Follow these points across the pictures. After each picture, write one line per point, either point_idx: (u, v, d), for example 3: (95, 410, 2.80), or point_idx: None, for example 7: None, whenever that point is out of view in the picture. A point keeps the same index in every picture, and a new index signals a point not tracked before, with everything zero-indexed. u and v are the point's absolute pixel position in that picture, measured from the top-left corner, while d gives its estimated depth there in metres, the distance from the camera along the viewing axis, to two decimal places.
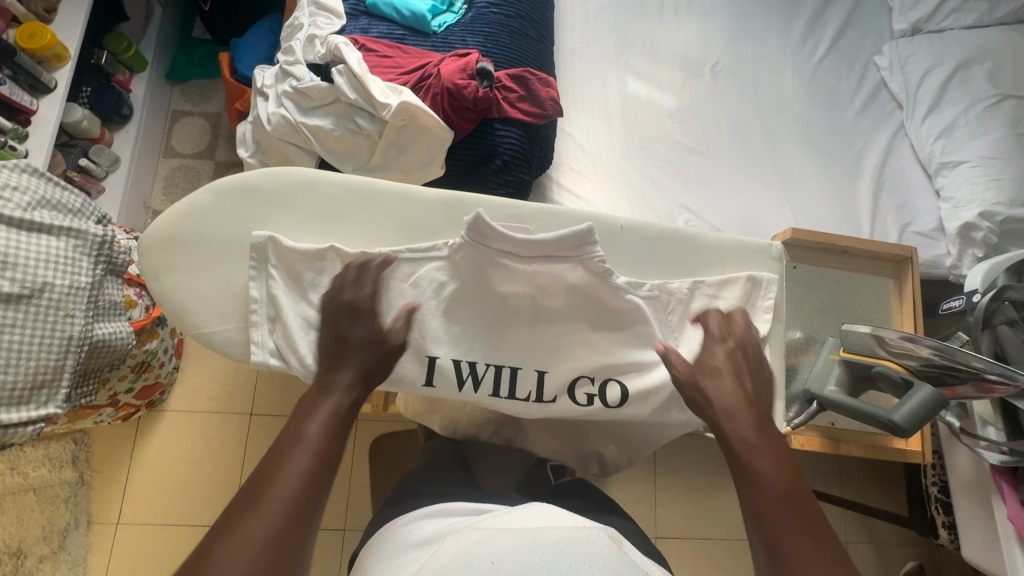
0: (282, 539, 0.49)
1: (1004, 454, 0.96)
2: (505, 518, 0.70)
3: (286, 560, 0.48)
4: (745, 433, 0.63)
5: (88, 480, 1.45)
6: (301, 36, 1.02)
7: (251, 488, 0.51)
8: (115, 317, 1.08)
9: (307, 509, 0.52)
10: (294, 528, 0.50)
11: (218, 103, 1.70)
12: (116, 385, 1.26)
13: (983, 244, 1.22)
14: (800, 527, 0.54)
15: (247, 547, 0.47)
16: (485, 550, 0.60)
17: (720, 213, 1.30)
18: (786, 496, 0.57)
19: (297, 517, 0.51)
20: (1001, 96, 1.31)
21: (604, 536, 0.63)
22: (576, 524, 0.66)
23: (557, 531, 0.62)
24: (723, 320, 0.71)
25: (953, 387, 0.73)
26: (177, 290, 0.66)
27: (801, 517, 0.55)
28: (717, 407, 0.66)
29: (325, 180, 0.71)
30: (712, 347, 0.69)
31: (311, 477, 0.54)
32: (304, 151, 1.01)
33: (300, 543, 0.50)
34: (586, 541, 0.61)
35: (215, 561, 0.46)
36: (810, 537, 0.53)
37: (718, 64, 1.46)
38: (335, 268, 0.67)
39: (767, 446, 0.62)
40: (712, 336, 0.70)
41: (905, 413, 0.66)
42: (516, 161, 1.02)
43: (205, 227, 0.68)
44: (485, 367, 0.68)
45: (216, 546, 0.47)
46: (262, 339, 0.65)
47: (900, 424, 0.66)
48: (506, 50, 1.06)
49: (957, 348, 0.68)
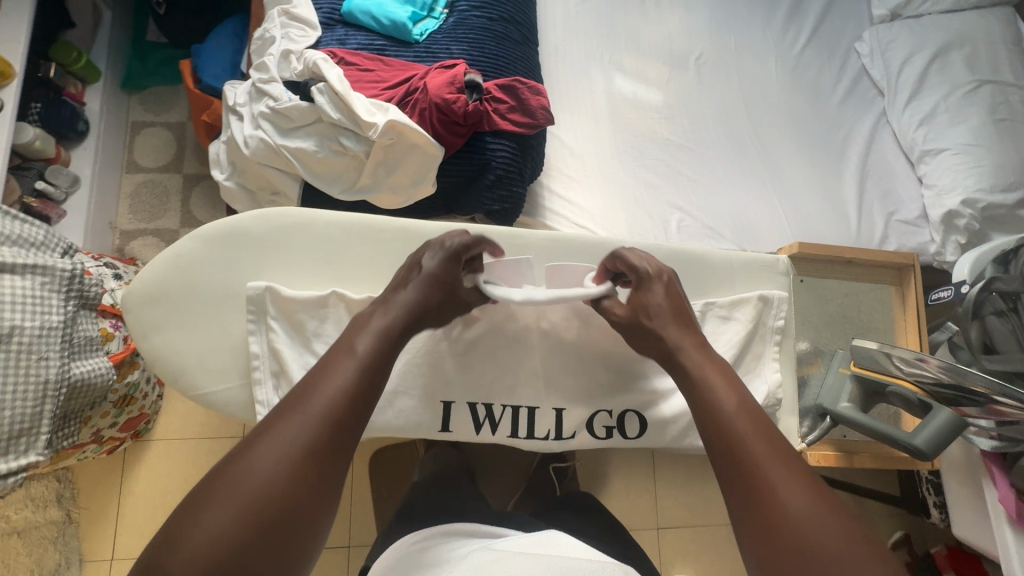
0: (313, 458, 0.45)
1: (995, 440, 0.98)
2: (520, 542, 0.65)
3: (316, 479, 0.45)
4: (697, 355, 0.59)
5: (76, 519, 1.36)
6: (275, 51, 0.97)
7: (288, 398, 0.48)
8: (92, 354, 1.01)
9: (343, 428, 0.48)
10: (326, 448, 0.46)
11: (181, 111, 1.61)
12: (99, 421, 1.18)
13: (965, 231, 1.24)
14: (765, 433, 0.51)
15: (275, 462, 0.44)
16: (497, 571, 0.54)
17: (712, 210, 1.29)
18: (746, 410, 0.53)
19: (332, 436, 0.47)
20: (979, 81, 1.32)
21: (620, 568, 0.58)
22: (590, 555, 0.61)
23: (567, 558, 0.57)
24: (641, 259, 0.66)
25: (961, 407, 0.78)
26: (173, 348, 0.63)
27: (760, 423, 0.52)
28: (656, 333, 0.62)
29: (320, 219, 0.67)
30: (642, 287, 0.64)
31: (350, 395, 0.49)
32: (286, 174, 0.96)
33: (334, 463, 0.46)
34: (597, 571, 0.56)
35: (245, 471, 0.44)
36: (772, 445, 0.49)
37: (702, 56, 1.44)
38: (338, 316, 0.64)
39: (715, 363, 0.59)
40: (642, 275, 0.65)
41: (926, 437, 0.73)
42: (510, 175, 0.98)
43: (195, 278, 0.64)
44: (502, 410, 0.67)
45: (247, 456, 0.44)
46: (267, 397, 0.62)
47: (921, 448, 0.73)
48: (493, 57, 1.02)
49: (965, 368, 0.71)
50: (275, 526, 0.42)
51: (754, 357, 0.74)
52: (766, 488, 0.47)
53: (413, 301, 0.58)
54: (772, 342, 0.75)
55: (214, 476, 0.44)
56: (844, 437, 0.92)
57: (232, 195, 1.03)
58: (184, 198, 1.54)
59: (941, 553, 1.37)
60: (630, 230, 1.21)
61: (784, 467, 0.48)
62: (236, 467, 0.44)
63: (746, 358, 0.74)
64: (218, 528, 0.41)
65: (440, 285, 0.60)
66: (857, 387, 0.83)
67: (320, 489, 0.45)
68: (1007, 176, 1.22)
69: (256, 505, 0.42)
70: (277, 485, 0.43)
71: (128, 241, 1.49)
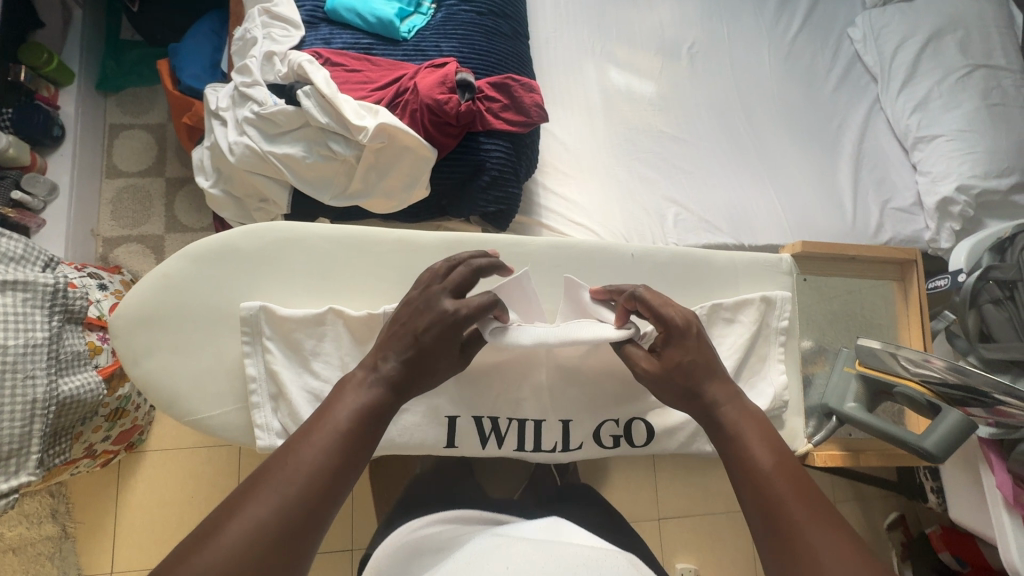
0: (276, 539, 0.43)
1: (992, 426, 0.97)
2: (524, 528, 0.61)
3: (277, 565, 0.43)
4: (731, 409, 0.57)
5: (73, 533, 1.30)
6: (257, 53, 0.93)
7: (263, 469, 0.47)
8: (81, 369, 0.98)
9: (316, 508, 0.46)
10: (295, 529, 0.44)
11: (161, 113, 1.56)
12: (91, 437, 1.12)
13: (960, 218, 1.23)
14: (796, 493, 0.49)
15: (238, 540, 0.42)
16: (501, 554, 0.51)
17: (709, 203, 1.26)
18: (780, 466, 0.51)
19: (303, 515, 0.45)
20: (972, 66, 1.32)
21: (623, 557, 0.54)
22: (593, 545, 0.56)
23: (570, 546, 0.52)
24: (665, 305, 0.60)
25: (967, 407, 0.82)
26: (165, 374, 0.62)
27: (793, 482, 0.50)
28: (685, 390, 0.58)
29: (312, 234, 0.66)
30: (675, 342, 0.59)
31: (327, 471, 0.48)
32: (273, 181, 0.93)
33: (302, 539, 0.44)
34: (602, 560, 0.51)
35: (208, 548, 0.42)
36: (811, 507, 0.48)
37: (694, 45, 1.42)
38: (338, 335, 0.64)
39: (752, 418, 0.57)
40: (676, 329, 0.59)
41: (936, 439, 0.77)
42: (506, 175, 0.96)
43: (187, 300, 0.63)
44: (508, 424, 0.69)
45: (213, 532, 0.43)
46: (265, 420, 0.62)
47: (931, 450, 0.77)
48: (483, 53, 0.99)
49: (970, 368, 0.75)
50: None
51: (759, 359, 0.75)
52: (807, 554, 0.45)
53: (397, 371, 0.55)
54: (775, 344, 0.75)
55: (179, 550, 0.42)
56: (849, 435, 0.93)
57: (219, 203, 1.00)
58: (168, 202, 1.49)
59: (936, 532, 1.39)
60: (627, 226, 1.19)
61: (829, 533, 0.45)
62: (201, 544, 0.42)
63: (750, 361, 0.74)
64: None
65: (429, 353, 0.56)
66: (863, 386, 0.86)
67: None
68: (1000, 162, 1.22)
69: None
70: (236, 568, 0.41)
71: (111, 249, 1.44)
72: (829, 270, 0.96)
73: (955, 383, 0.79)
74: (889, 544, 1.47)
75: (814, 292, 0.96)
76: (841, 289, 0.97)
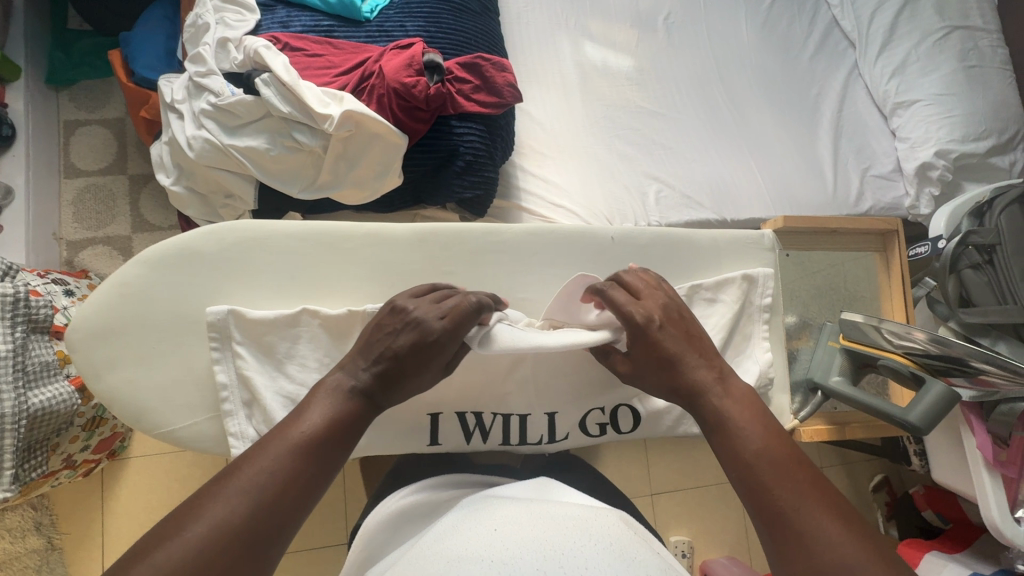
0: (239, 543, 0.42)
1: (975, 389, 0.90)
2: (514, 489, 0.59)
3: (237, 569, 0.42)
4: (719, 397, 0.56)
5: (60, 544, 1.23)
6: (210, 39, 0.88)
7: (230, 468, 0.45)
8: (52, 380, 0.92)
9: (281, 513, 0.45)
10: (260, 535, 0.44)
11: (119, 107, 1.48)
12: (69, 447, 1.05)
13: (939, 183, 1.23)
14: (781, 477, 0.49)
15: (198, 544, 0.41)
16: (490, 517, 0.49)
17: (691, 179, 1.24)
18: (764, 451, 0.51)
19: (269, 519, 0.44)
20: (949, 27, 1.30)
21: (614, 515, 0.52)
22: (583, 504, 0.53)
23: (557, 505, 0.50)
24: (629, 302, 0.59)
25: (948, 378, 0.88)
26: (130, 389, 0.59)
27: (777, 463, 0.50)
28: (666, 384, 0.59)
29: (278, 231, 0.63)
30: (638, 340, 0.59)
31: (295, 477, 0.47)
32: (237, 176, 0.89)
33: (265, 545, 0.44)
34: (592, 519, 0.48)
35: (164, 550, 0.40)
36: (797, 486, 0.48)
37: (670, 16, 1.39)
38: (312, 336, 0.62)
39: (739, 401, 0.56)
40: (635, 328, 0.58)
41: (922, 413, 0.78)
42: (481, 159, 0.93)
43: (148, 308, 0.60)
44: (492, 418, 0.68)
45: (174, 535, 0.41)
46: (240, 429, 0.59)
47: (916, 423, 0.77)
48: (452, 32, 0.95)
49: (948, 339, 0.81)
50: None
51: (743, 337, 0.75)
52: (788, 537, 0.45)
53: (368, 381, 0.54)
54: (760, 322, 0.75)
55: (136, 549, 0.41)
56: (834, 408, 0.94)
57: (182, 201, 0.96)
58: (133, 201, 1.43)
59: (919, 492, 1.42)
60: (607, 206, 1.16)
61: (808, 517, 0.46)
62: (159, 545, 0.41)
63: (734, 340, 0.74)
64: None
65: (402, 367, 0.54)
66: (847, 360, 0.87)
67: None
68: (977, 125, 1.21)
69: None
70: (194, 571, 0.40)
71: (77, 252, 1.38)
72: (812, 244, 0.95)
73: (936, 354, 0.84)
74: (875, 505, 1.52)
75: (797, 267, 0.95)
76: (822, 263, 0.97)
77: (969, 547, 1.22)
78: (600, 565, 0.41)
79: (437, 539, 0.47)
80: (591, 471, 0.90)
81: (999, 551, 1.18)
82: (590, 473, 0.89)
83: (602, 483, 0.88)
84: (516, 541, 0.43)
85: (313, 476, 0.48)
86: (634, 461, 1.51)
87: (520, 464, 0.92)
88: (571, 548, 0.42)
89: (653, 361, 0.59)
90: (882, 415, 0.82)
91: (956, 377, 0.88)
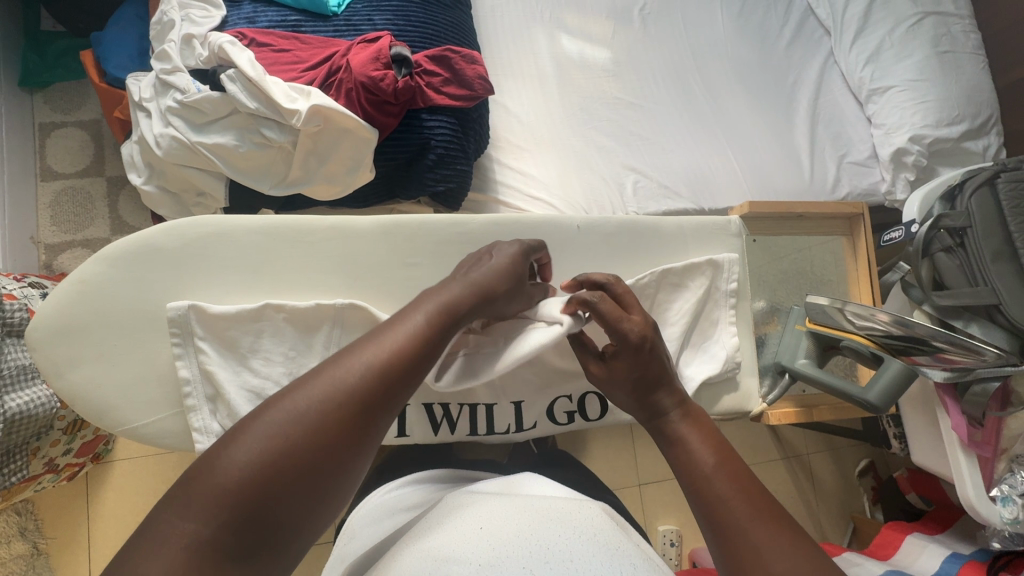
0: (361, 405, 0.40)
1: (948, 370, 0.88)
2: (490, 486, 0.58)
3: (360, 430, 0.40)
4: (679, 422, 0.56)
5: (45, 549, 1.20)
6: (176, 36, 0.88)
7: (355, 342, 0.42)
8: (29, 383, 0.90)
9: (391, 390, 0.42)
10: (380, 400, 0.41)
11: (95, 108, 1.46)
12: (51, 452, 1.03)
13: (914, 168, 1.23)
14: (740, 493, 0.47)
15: (324, 400, 0.39)
16: (473, 516, 0.46)
17: (668, 169, 1.24)
18: (722, 470, 0.49)
19: (381, 396, 0.42)
20: (922, 13, 1.31)
21: (595, 506, 0.50)
22: (563, 496, 0.52)
23: (539, 499, 0.48)
24: (620, 315, 0.56)
25: (912, 357, 0.90)
26: (93, 386, 0.59)
27: (735, 483, 0.48)
28: (631, 397, 0.58)
29: (241, 226, 0.63)
30: (624, 355, 0.56)
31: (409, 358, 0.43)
32: (208, 173, 0.88)
33: (384, 412, 0.41)
34: (574, 509, 0.47)
35: (279, 411, 0.38)
36: (756, 508, 0.45)
37: (646, 7, 1.39)
38: (278, 331, 0.62)
39: (698, 427, 0.55)
40: (627, 343, 0.55)
41: (880, 393, 0.84)
42: (453, 152, 0.93)
43: (109, 306, 0.60)
44: (459, 410, 0.70)
45: (288, 394, 0.39)
46: (203, 423, 0.60)
47: (875, 402, 0.83)
48: (421, 25, 0.95)
49: (912, 320, 0.83)
50: (314, 469, 0.37)
51: (709, 323, 0.77)
52: (753, 557, 0.42)
53: (486, 279, 0.54)
54: (725, 307, 0.77)
55: (254, 409, 0.39)
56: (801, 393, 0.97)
57: (154, 200, 0.95)
58: (112, 203, 1.42)
59: (903, 475, 1.44)
60: (585, 197, 1.16)
61: (771, 535, 0.43)
62: (277, 404, 0.38)
63: (698, 327, 0.76)
64: (234, 469, 0.35)
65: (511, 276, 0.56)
66: (813, 343, 0.92)
67: (359, 447, 0.40)
68: (951, 109, 1.21)
69: (284, 450, 0.37)
70: (323, 434, 0.38)
71: (55, 256, 1.36)
72: (773, 229, 1.02)
73: (898, 333, 0.87)
74: (861, 490, 1.53)
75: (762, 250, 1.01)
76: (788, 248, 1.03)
77: (949, 529, 1.23)
78: (583, 554, 0.40)
79: (419, 540, 0.45)
80: (568, 461, 0.91)
81: (978, 531, 1.19)
82: (571, 463, 0.89)
83: (579, 473, 0.89)
84: (498, 543, 0.41)
85: (425, 355, 0.46)
86: (624, 452, 1.50)
87: (499, 456, 0.92)
88: (562, 544, 0.41)
89: (658, 378, 0.57)
90: (845, 395, 0.88)
91: (920, 355, 0.90)
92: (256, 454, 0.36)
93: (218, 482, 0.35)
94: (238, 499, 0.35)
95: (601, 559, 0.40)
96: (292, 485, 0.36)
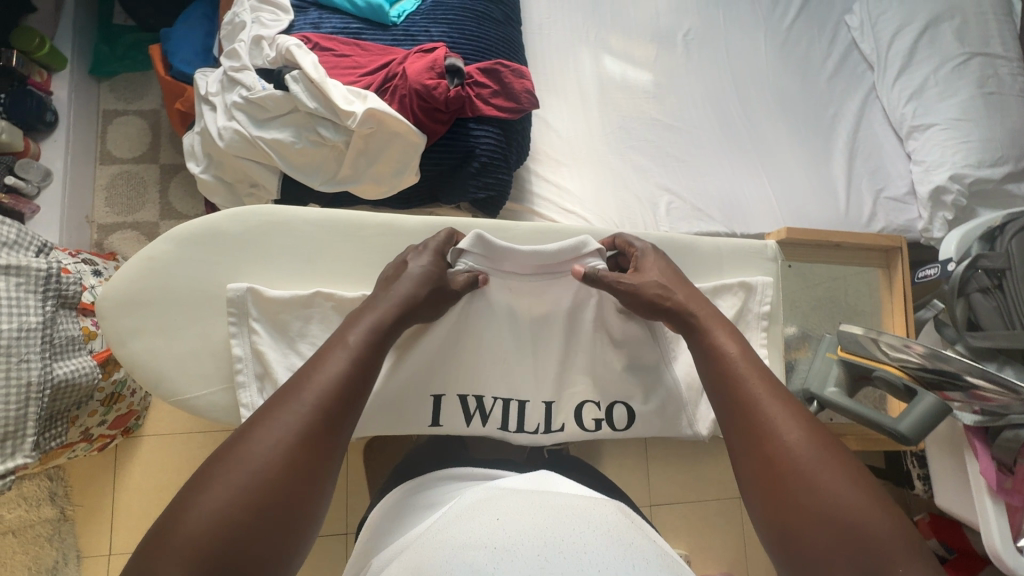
0: (307, 441, 0.46)
1: (977, 413, 0.92)
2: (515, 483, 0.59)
3: (313, 461, 0.46)
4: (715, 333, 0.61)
5: (71, 516, 1.24)
6: (246, 37, 0.94)
7: (288, 389, 0.49)
8: (75, 353, 0.94)
9: (333, 421, 0.49)
10: (323, 431, 0.48)
11: (155, 99, 1.54)
12: (87, 421, 1.07)
13: (953, 207, 1.22)
14: (755, 371, 0.56)
15: (272, 443, 0.45)
16: (492, 507, 0.48)
17: (702, 192, 1.26)
18: (743, 355, 0.58)
19: (324, 428, 0.48)
20: (969, 54, 1.30)
21: (612, 507, 0.51)
22: (581, 495, 0.53)
23: (557, 495, 0.49)
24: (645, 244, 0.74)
25: (944, 391, 0.89)
26: (152, 357, 0.63)
27: (773, 390, 0.54)
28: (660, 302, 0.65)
29: (300, 218, 0.67)
30: (647, 257, 0.70)
31: (343, 389, 0.50)
32: (263, 167, 0.93)
33: (331, 438, 0.48)
34: (591, 509, 0.48)
35: (236, 460, 0.44)
36: (767, 382, 0.55)
37: (690, 32, 1.42)
38: (326, 318, 0.65)
39: (726, 331, 0.61)
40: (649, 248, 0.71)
41: (911, 423, 0.81)
42: (496, 161, 0.96)
43: (173, 283, 0.64)
44: (493, 401, 0.72)
45: (239, 445, 0.45)
46: (251, 400, 0.62)
47: (905, 432, 0.81)
48: (474, 39, 1.00)
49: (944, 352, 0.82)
50: (275, 505, 0.43)
51: None
52: (762, 423, 0.52)
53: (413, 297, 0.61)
54: (757, 327, 0.78)
55: (206, 466, 0.44)
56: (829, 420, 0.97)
57: (210, 188, 1.00)
58: (162, 189, 1.48)
59: (924, 520, 1.37)
60: (618, 215, 1.18)
61: (780, 407, 0.52)
62: (233, 455, 0.44)
63: None
64: (212, 514, 0.41)
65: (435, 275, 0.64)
66: (844, 371, 0.92)
67: (314, 474, 0.46)
68: (994, 151, 1.20)
69: (250, 495, 0.43)
70: (276, 470, 0.44)
71: (107, 235, 1.43)
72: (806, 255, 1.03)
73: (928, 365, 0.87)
74: None
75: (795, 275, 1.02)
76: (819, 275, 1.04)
77: None
78: (597, 548, 0.41)
79: (441, 528, 0.47)
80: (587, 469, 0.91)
81: None
82: (590, 472, 0.90)
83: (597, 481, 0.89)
84: (512, 531, 0.43)
85: (357, 386, 0.52)
86: (638, 470, 1.49)
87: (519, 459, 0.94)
88: (578, 539, 0.42)
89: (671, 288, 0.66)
90: (877, 426, 0.86)
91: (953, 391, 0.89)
92: (218, 505, 0.42)
93: (192, 531, 0.40)
94: (215, 538, 0.41)
95: (616, 555, 0.41)
96: (262, 519, 0.42)
